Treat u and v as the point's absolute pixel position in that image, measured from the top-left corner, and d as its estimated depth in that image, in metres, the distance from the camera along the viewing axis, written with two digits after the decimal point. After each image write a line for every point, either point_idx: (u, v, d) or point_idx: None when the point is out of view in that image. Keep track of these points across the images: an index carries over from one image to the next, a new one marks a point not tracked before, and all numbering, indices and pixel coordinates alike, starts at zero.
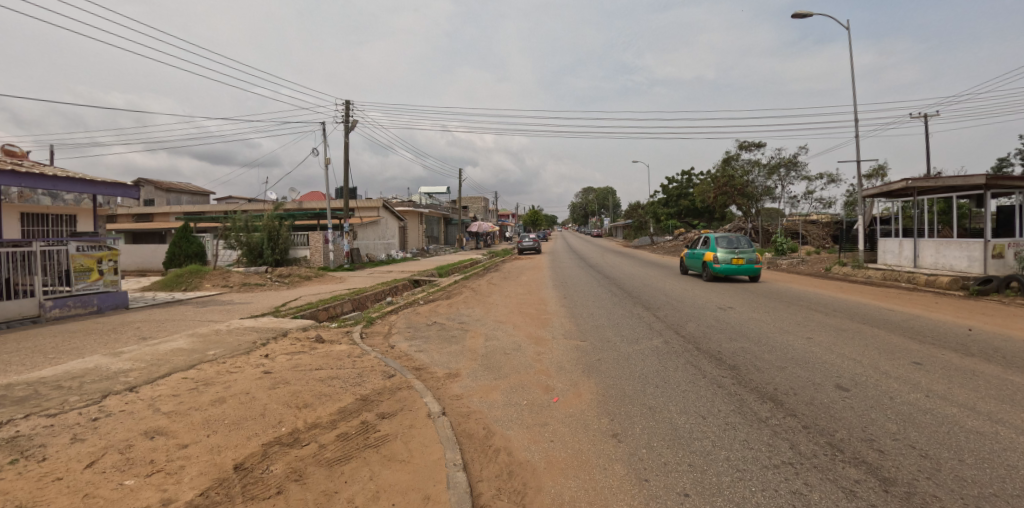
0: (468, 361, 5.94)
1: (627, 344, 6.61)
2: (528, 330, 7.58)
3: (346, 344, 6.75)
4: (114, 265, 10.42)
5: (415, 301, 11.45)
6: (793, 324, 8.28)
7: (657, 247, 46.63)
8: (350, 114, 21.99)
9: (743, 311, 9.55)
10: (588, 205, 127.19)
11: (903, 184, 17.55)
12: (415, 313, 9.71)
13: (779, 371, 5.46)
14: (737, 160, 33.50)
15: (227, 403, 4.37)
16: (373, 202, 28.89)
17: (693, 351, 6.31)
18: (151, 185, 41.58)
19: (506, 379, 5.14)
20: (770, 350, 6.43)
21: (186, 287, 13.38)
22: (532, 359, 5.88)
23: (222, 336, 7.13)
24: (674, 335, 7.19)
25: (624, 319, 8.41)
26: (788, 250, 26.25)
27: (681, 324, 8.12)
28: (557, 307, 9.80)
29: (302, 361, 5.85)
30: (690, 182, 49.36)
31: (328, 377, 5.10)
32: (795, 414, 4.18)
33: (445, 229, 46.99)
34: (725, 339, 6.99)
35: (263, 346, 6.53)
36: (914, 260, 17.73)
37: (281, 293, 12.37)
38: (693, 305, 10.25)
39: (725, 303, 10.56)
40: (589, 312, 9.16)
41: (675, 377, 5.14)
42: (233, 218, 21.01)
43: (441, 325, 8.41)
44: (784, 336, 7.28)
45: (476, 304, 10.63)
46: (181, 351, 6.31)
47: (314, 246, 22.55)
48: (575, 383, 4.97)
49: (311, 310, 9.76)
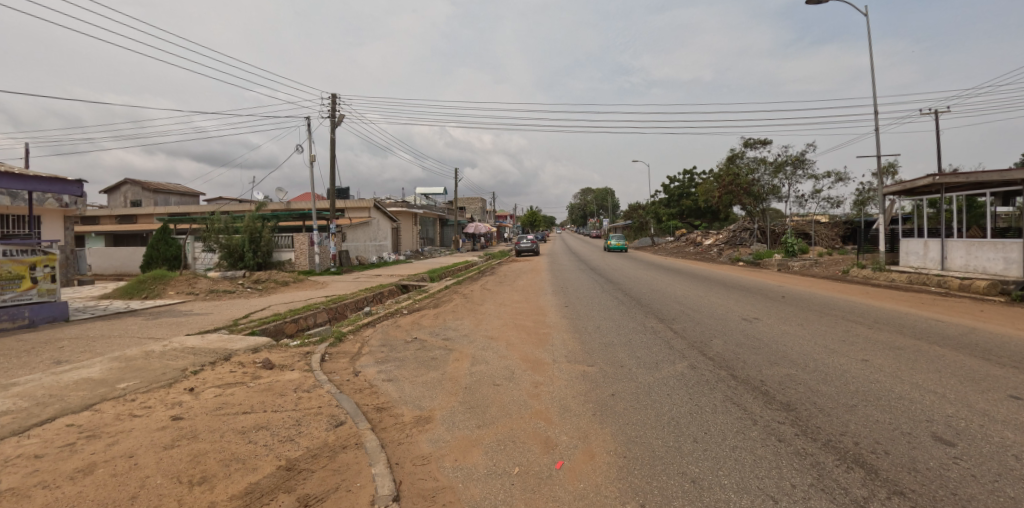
0: (446, 397, 4.65)
1: (645, 370, 5.36)
2: (523, 350, 6.32)
3: (298, 371, 5.46)
4: (51, 272, 9.00)
5: (398, 311, 10.20)
6: (838, 341, 7.04)
7: (659, 247, 45.32)
8: (337, 110, 20.70)
9: (772, 323, 8.30)
10: (587, 205, 126.05)
11: (929, 179, 16.40)
12: (395, 326, 8.41)
13: (850, 416, 4.20)
14: (742, 158, 31.99)
15: (93, 478, 3.07)
16: (363, 202, 27.60)
17: (729, 381, 5.06)
18: (139, 186, 40.44)
19: (493, 430, 3.84)
20: (825, 380, 5.18)
21: (148, 294, 12.07)
22: (527, 395, 4.60)
23: (149, 361, 5.82)
24: (700, 357, 5.96)
25: (637, 335, 7.15)
26: (799, 251, 25.01)
27: (706, 341, 6.87)
28: (557, 318, 8.54)
29: (232, 397, 4.56)
30: (692, 181, 47.82)
31: (254, 427, 3.80)
32: (902, 492, 2.94)
33: (440, 231, 45.64)
34: (763, 363, 5.75)
35: (193, 376, 5.23)
36: (941, 262, 16.55)
37: (249, 301, 11.06)
38: (712, 315, 8.97)
39: (748, 312, 9.30)
40: (595, 325, 7.89)
41: (717, 424, 3.88)
42: (212, 218, 19.74)
43: (422, 342, 7.12)
44: (834, 359, 6.04)
45: (466, 315, 9.32)
46: (85, 383, 4.99)
47: (298, 248, 21.21)
48: (585, 435, 3.69)
49: (276, 324, 8.50)
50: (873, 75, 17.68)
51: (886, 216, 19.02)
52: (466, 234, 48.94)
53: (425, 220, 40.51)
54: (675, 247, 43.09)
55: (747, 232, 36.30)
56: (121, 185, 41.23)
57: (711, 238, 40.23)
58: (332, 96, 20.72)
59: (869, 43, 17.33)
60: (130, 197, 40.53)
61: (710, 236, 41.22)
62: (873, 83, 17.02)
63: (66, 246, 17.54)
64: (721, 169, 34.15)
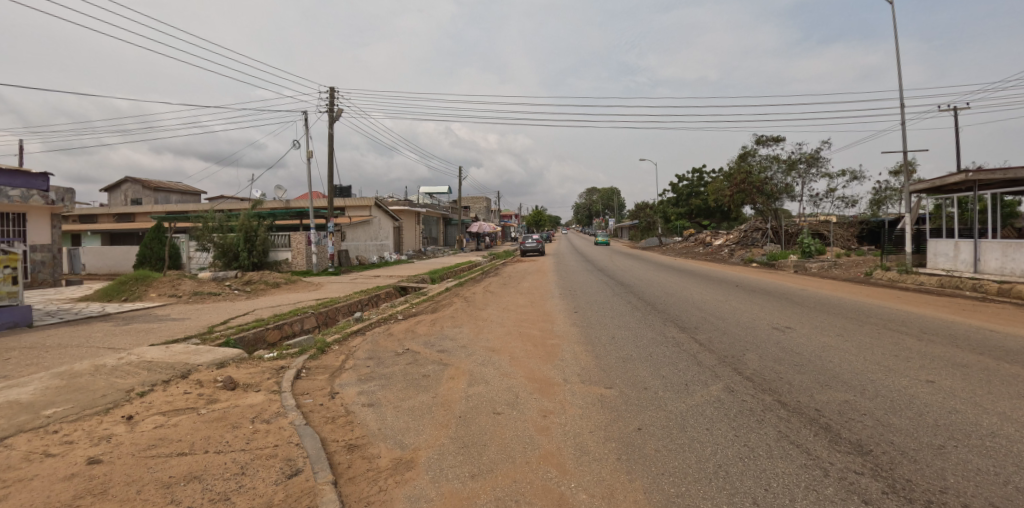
0: (435, 430, 3.80)
1: (675, 395, 4.49)
2: (529, 366, 5.48)
3: (264, 393, 4.64)
4: (12, 273, 8.20)
5: (392, 316, 9.38)
6: (889, 356, 6.15)
7: (668, 248, 44.25)
8: (335, 104, 19.92)
9: (808, 333, 7.42)
10: (592, 205, 125.28)
11: (961, 176, 15.33)
12: (386, 335, 7.56)
13: (943, 464, 3.31)
14: (754, 156, 31.04)
15: None
16: (364, 200, 26.83)
17: (779, 411, 4.18)
18: (139, 184, 39.90)
19: (491, 481, 3.00)
20: (893, 410, 4.29)
21: (128, 297, 11.29)
22: (534, 430, 3.75)
23: (95, 379, 5.02)
24: (736, 377, 5.10)
25: (658, 348, 6.29)
26: (815, 252, 23.97)
27: (738, 355, 6.01)
28: (566, 327, 7.69)
29: (175, 431, 3.74)
30: (702, 180, 46.77)
31: (182, 479, 2.96)
32: None
33: (444, 230, 44.85)
34: (813, 386, 4.86)
35: (137, 400, 4.43)
36: (973, 264, 15.46)
37: (234, 305, 10.26)
38: (739, 323, 8.09)
39: (777, 320, 8.42)
40: (608, 335, 7.04)
41: (780, 477, 3.01)
42: (206, 216, 19.04)
43: (415, 355, 6.27)
44: (895, 381, 5.14)
45: (466, 322, 8.45)
46: (6, 409, 4.19)
47: (295, 247, 20.47)
48: (610, 492, 2.83)
49: (255, 332, 7.69)
50: (897, 65, 16.76)
51: (912, 215, 17.95)
52: (470, 233, 48.08)
53: (427, 220, 39.70)
54: (684, 247, 42.09)
55: (759, 233, 35.19)
56: (121, 183, 40.66)
57: (722, 239, 39.15)
58: (331, 90, 19.98)
59: (894, 32, 16.42)
60: (130, 195, 39.96)
61: (720, 237, 40.10)
62: (898, 74, 16.08)
63: (54, 243, 16.92)
64: (732, 168, 33.17)
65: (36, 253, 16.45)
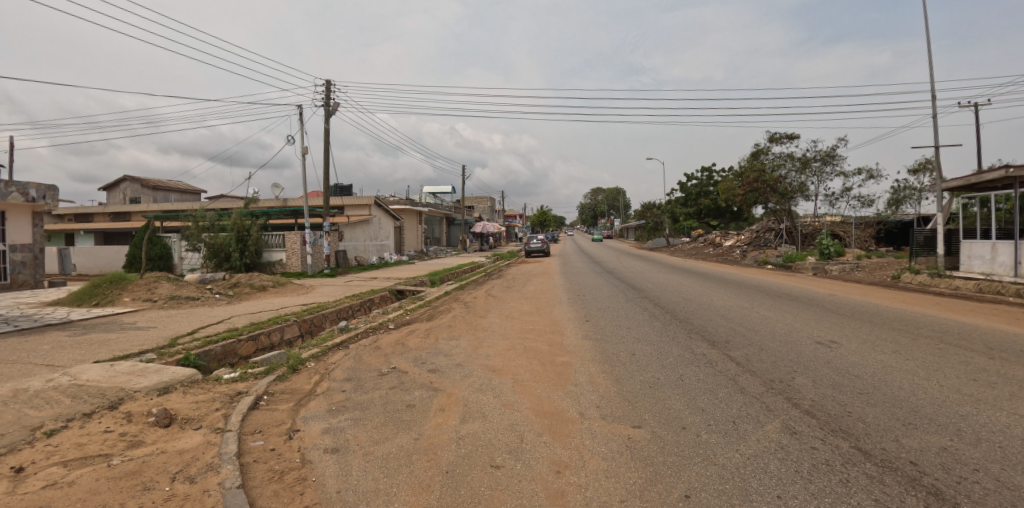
0: (412, 496, 2.83)
1: (724, 440, 3.52)
2: (537, 394, 4.51)
3: (204, 433, 3.71)
4: None
5: (383, 324, 8.44)
6: (967, 380, 5.16)
7: (675, 249, 43.15)
8: (331, 97, 18.99)
9: (858, 349, 6.45)
10: (598, 205, 124.38)
11: (1000, 173, 14.22)
12: (372, 349, 6.59)
13: None
14: (768, 153, 29.89)
15: None
16: (363, 199, 25.91)
17: (864, 466, 3.21)
18: (138, 182, 39.12)
19: None
20: (1011, 464, 3.30)
21: (100, 301, 10.36)
22: (545, 496, 2.78)
23: (3, 410, 4.07)
24: (795, 412, 4.15)
25: (689, 368, 5.31)
26: (835, 254, 22.76)
27: (787, 380, 5.05)
28: (578, 340, 6.73)
29: (64, 497, 2.81)
30: (710, 180, 45.54)
31: None
32: None
33: (447, 230, 43.91)
34: (893, 427, 3.90)
35: (40, 444, 3.51)
36: (1014, 268, 14.29)
37: (210, 311, 9.32)
38: (775, 336, 7.09)
39: (816, 332, 7.44)
40: (628, 350, 6.08)
41: None
42: (196, 215, 18.19)
43: (401, 376, 5.30)
44: (991, 417, 4.14)
45: (464, 333, 7.46)
46: None
47: (290, 248, 19.60)
48: None
49: (223, 345, 6.77)
50: (929, 55, 15.66)
51: (943, 214, 16.82)
52: (473, 233, 47.05)
53: (429, 219, 38.70)
54: (694, 248, 40.90)
55: (772, 233, 33.96)
56: (120, 182, 39.93)
57: (732, 239, 37.97)
58: (327, 83, 19.06)
59: (925, 19, 15.35)
60: (128, 194, 39.12)
61: (731, 238, 38.86)
62: (929, 64, 15.04)
63: (36, 243, 15.98)
64: (743, 166, 32.07)
65: (17, 253, 15.44)
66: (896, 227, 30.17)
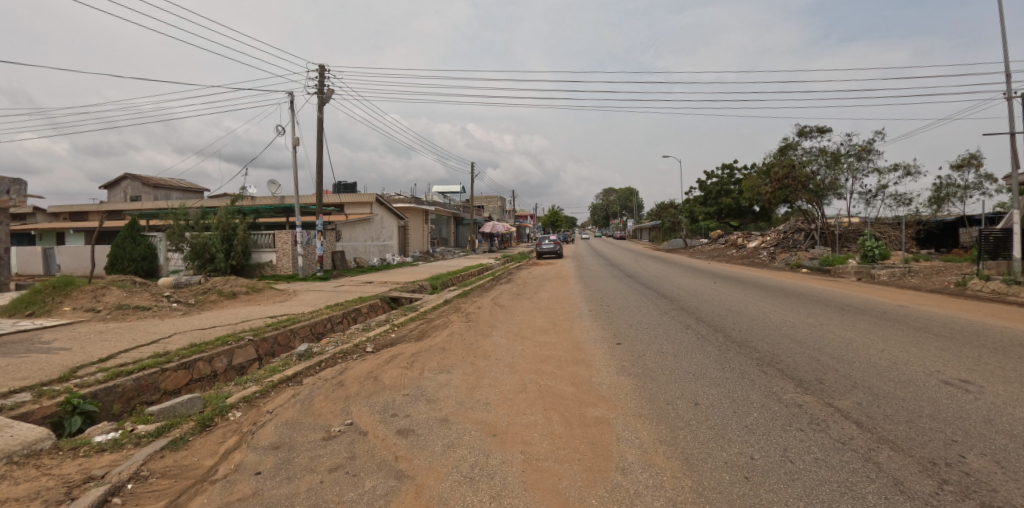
0: None
1: None
2: (562, 496, 2.70)
3: None
4: None
5: (357, 347, 6.66)
6: None
7: (696, 250, 40.87)
8: (325, 84, 17.33)
9: (1012, 395, 4.53)
10: (610, 205, 122.46)
11: None
12: (330, 388, 4.83)
13: None
14: (797, 148, 27.62)
15: None
16: (363, 197, 24.28)
17: None
18: (139, 180, 38.00)
19: None
20: None
21: (35, 312, 8.74)
22: None
23: None
24: None
25: (793, 436, 3.47)
26: (880, 257, 20.47)
27: (956, 462, 3.18)
28: (612, 377, 4.91)
29: None
30: (731, 178, 43.29)
31: None
32: None
33: (454, 230, 42.14)
34: None
35: None
36: None
37: (153, 326, 7.63)
38: (875, 371, 5.21)
39: (932, 365, 5.51)
40: (687, 398, 4.24)
41: None
42: (179, 211, 16.69)
43: (355, 443, 3.52)
44: None
45: (458, 362, 5.66)
46: None
47: (281, 248, 18.05)
48: None
49: (137, 380, 5.11)
50: (1003, 30, 13.52)
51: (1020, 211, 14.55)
52: (482, 233, 45.20)
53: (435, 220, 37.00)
54: (715, 250, 38.62)
55: (800, 234, 31.67)
56: (121, 181, 38.85)
57: (757, 240, 35.74)
58: (320, 69, 17.39)
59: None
60: (129, 193, 37.92)
61: (755, 238, 36.61)
62: (1003, 38, 12.94)
63: (4, 244, 14.59)
64: (770, 163, 29.79)
65: None
66: (937, 227, 27.87)
